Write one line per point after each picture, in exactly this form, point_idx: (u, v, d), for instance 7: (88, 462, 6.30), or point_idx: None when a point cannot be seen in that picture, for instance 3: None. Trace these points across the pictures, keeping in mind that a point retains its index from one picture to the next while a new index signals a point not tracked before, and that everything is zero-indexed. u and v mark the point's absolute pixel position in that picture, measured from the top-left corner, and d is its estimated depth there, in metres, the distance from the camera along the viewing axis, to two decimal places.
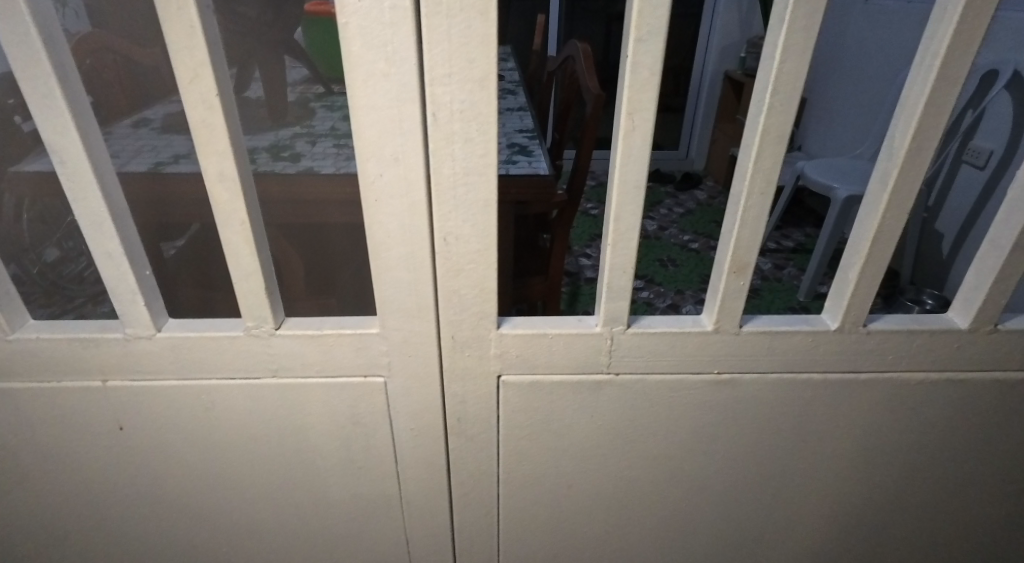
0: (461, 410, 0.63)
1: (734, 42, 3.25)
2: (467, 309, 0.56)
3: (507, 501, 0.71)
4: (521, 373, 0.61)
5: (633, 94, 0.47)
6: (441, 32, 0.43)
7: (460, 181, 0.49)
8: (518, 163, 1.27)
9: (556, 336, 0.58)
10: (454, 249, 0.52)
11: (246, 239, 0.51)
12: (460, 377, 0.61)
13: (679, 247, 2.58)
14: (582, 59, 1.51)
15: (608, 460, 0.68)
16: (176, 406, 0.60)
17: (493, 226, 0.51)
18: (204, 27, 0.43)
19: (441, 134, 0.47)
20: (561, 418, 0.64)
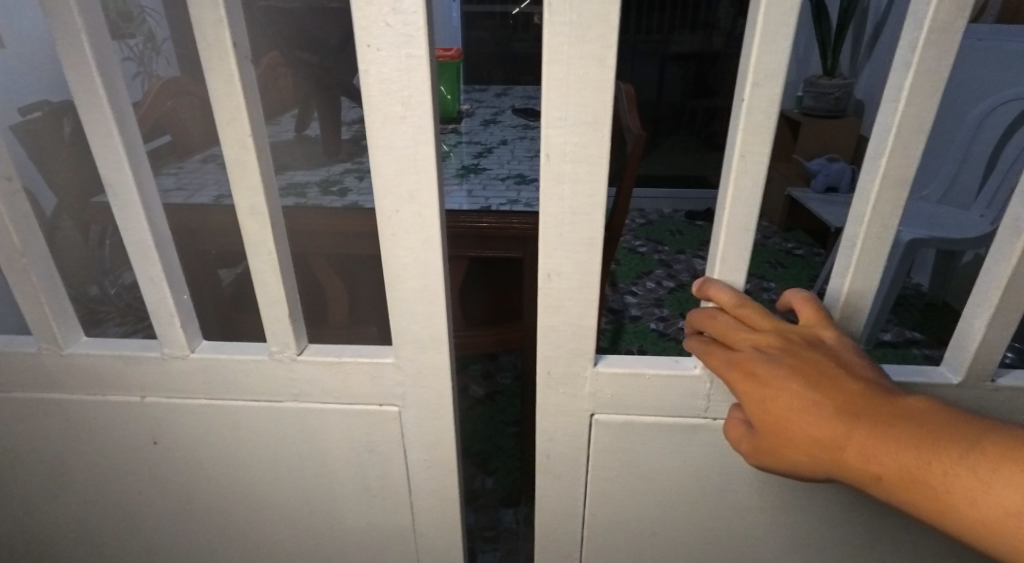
0: (548, 447, 0.66)
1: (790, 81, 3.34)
2: (561, 345, 0.59)
3: (591, 545, 0.73)
4: (613, 413, 0.63)
5: (744, 137, 0.49)
6: (559, 80, 0.47)
7: (566, 219, 0.53)
8: None
9: (654, 376, 0.61)
10: (555, 285, 0.56)
11: (273, 269, 0.54)
12: (553, 414, 0.64)
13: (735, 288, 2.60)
14: (625, 99, 1.57)
15: (698, 506, 0.68)
16: (207, 424, 0.64)
17: (596, 263, 0.55)
18: (240, 76, 0.47)
19: (552, 172, 0.51)
20: (652, 460, 0.66)
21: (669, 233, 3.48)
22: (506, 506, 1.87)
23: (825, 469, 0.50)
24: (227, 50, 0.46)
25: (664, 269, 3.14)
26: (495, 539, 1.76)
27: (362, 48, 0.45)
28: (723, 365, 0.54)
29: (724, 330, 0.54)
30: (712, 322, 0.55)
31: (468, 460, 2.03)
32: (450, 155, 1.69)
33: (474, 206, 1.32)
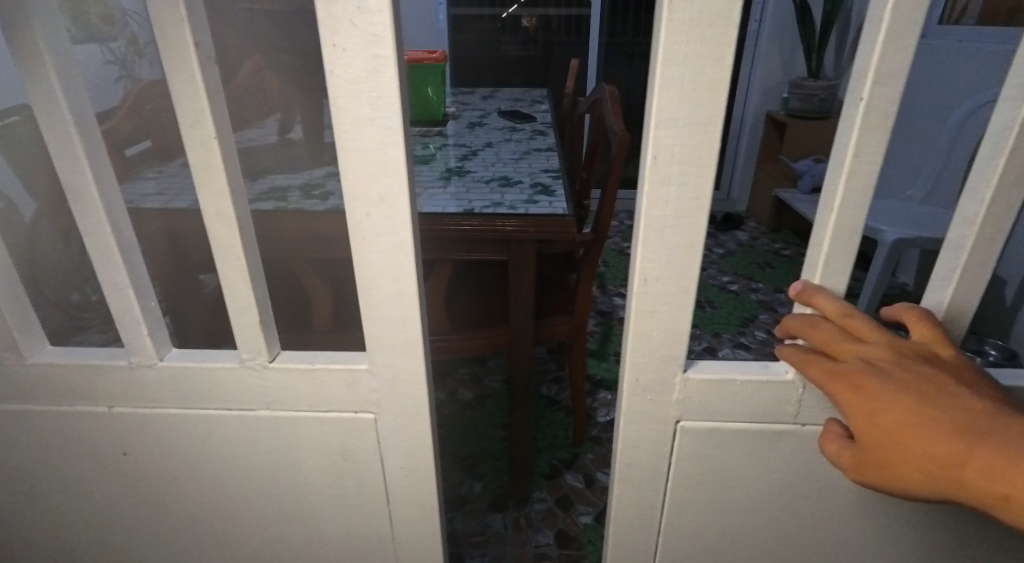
0: (632, 457, 0.67)
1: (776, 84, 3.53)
2: (654, 353, 0.61)
3: (663, 553, 0.75)
4: (700, 420, 0.65)
5: (861, 137, 0.50)
6: (674, 83, 0.49)
7: (671, 220, 0.54)
8: (539, 203, 1.33)
9: (744, 380, 0.62)
10: (650, 290, 0.57)
11: (242, 274, 0.53)
12: (636, 422, 0.65)
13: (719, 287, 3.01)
14: (608, 101, 1.60)
15: (779, 513, 0.70)
16: (177, 433, 0.62)
17: (694, 268, 0.56)
18: (203, 75, 0.46)
19: (658, 175, 0.52)
20: (734, 467, 0.68)
21: None
22: (494, 511, 1.86)
23: (940, 486, 0.49)
24: (189, 50, 0.44)
25: None
26: (483, 544, 1.76)
27: (327, 49, 0.44)
28: (823, 375, 0.54)
29: (828, 339, 0.55)
30: (813, 330, 0.56)
31: (454, 464, 2.03)
32: (435, 157, 1.68)
33: (455, 209, 1.31)
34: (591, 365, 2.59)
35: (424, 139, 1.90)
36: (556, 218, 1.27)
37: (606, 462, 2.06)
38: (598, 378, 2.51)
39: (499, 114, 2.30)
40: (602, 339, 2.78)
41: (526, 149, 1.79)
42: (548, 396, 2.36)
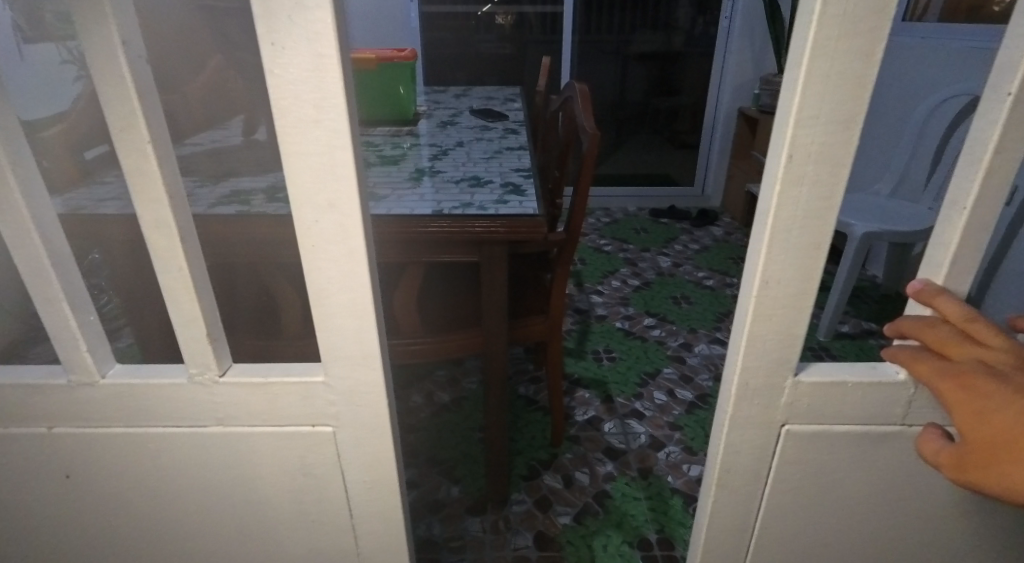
0: (734, 461, 0.77)
1: (747, 81, 3.78)
2: (768, 355, 0.69)
3: (755, 553, 0.85)
4: (806, 424, 0.74)
5: (1004, 133, 0.58)
6: (816, 94, 0.56)
7: (798, 221, 0.62)
8: (509, 203, 1.31)
9: (855, 384, 0.71)
10: (771, 291, 0.65)
11: (186, 284, 0.53)
12: (741, 427, 0.74)
13: (696, 284, 3.25)
14: (580, 99, 1.60)
15: (873, 514, 0.81)
16: (125, 454, 0.60)
17: (815, 271, 0.64)
18: (133, 74, 0.47)
19: (793, 174, 0.60)
20: (833, 474, 0.78)
21: (634, 231, 3.83)
22: (473, 514, 1.84)
23: None
24: (115, 56, 0.46)
25: (630, 268, 3.43)
26: (461, 549, 1.74)
27: (266, 48, 0.45)
28: (934, 374, 0.66)
29: (940, 340, 0.66)
30: (929, 331, 0.66)
31: (432, 468, 2.00)
32: (404, 158, 1.65)
33: (425, 210, 1.28)
34: (569, 364, 2.59)
35: (395, 139, 1.87)
36: (527, 218, 1.25)
37: (584, 462, 2.05)
38: (576, 377, 2.51)
39: (471, 113, 2.27)
40: (579, 337, 2.78)
41: (498, 148, 1.77)
42: (526, 396, 2.34)
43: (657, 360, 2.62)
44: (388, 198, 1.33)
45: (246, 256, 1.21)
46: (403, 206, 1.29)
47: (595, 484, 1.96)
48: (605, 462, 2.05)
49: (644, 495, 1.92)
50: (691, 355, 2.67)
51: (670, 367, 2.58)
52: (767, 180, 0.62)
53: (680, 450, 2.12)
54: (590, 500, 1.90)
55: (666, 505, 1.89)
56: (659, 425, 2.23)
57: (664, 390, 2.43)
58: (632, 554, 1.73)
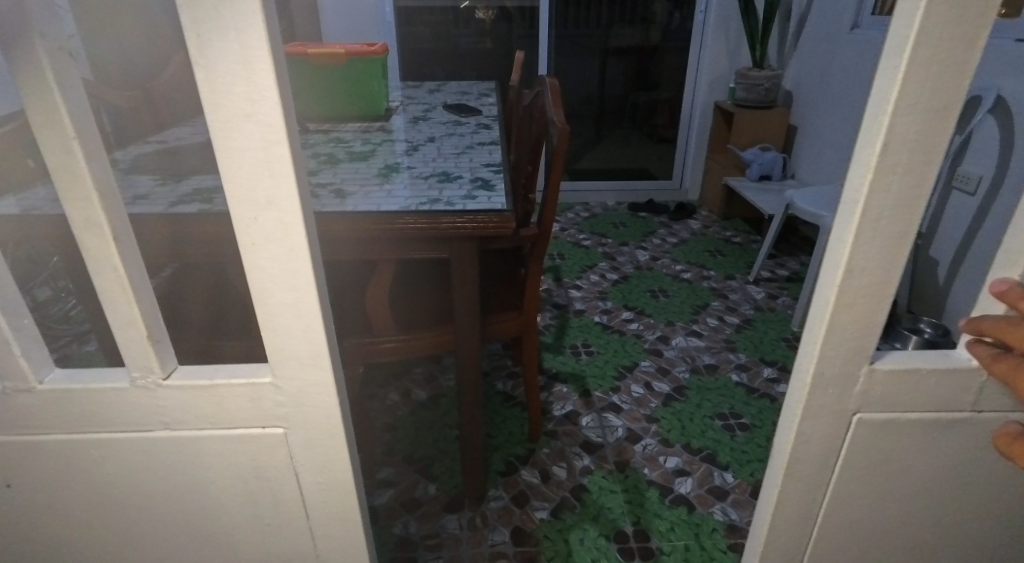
0: (802, 451, 0.78)
1: (723, 73, 3.81)
2: (845, 345, 0.70)
3: (815, 544, 0.87)
4: (877, 412, 0.75)
5: None
6: (918, 76, 0.57)
7: (888, 209, 0.62)
8: (477, 199, 1.29)
9: (930, 371, 0.72)
10: (854, 279, 0.66)
11: (123, 286, 0.57)
12: (812, 417, 0.75)
13: (674, 277, 3.27)
14: (551, 94, 1.61)
15: (937, 502, 0.83)
16: (73, 462, 0.64)
17: (898, 259, 0.65)
18: (58, 85, 0.51)
19: (887, 163, 0.60)
20: (903, 463, 0.79)
21: (613, 226, 3.84)
22: (449, 512, 1.83)
23: None
24: (48, 80, 0.51)
25: (608, 262, 3.43)
26: (438, 547, 1.73)
27: (192, 38, 0.48)
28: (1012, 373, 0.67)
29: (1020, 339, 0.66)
30: (1010, 331, 0.67)
31: (409, 466, 1.98)
32: (375, 153, 1.63)
33: (393, 207, 1.25)
34: (548, 359, 2.59)
35: (364, 134, 1.84)
36: (495, 214, 1.23)
37: (562, 456, 2.05)
38: (554, 372, 2.51)
39: (444, 108, 2.26)
40: (557, 332, 2.78)
41: (469, 143, 1.76)
42: (504, 392, 2.34)
43: (634, 353, 2.63)
44: (356, 196, 1.30)
45: (211, 254, 1.19)
46: (365, 202, 1.27)
47: (573, 478, 1.96)
48: (582, 457, 2.05)
49: (621, 488, 1.93)
50: (668, 347, 2.68)
51: (647, 360, 2.59)
52: (856, 170, 0.63)
53: (656, 442, 2.13)
54: (568, 495, 1.90)
55: (642, 497, 1.90)
56: (637, 418, 2.24)
57: (642, 383, 2.44)
58: (608, 547, 1.74)
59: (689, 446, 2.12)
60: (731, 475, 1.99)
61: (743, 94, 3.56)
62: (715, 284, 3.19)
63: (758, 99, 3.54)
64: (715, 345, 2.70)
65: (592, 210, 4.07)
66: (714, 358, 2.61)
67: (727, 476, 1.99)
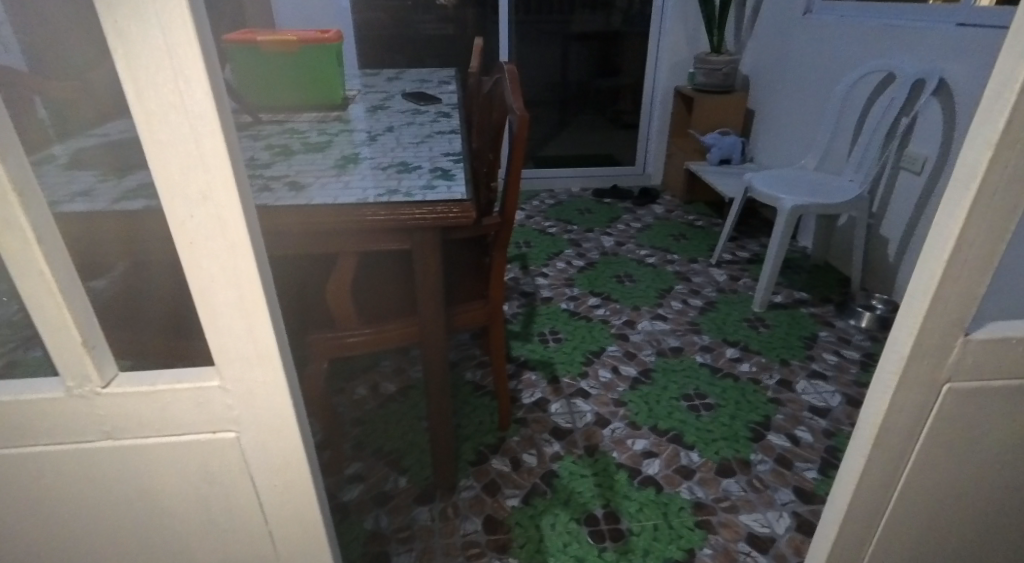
0: (893, 420, 0.82)
1: (682, 59, 3.84)
2: (945, 317, 0.74)
3: (891, 512, 0.91)
4: (967, 381, 0.79)
5: None
6: None
7: (1004, 185, 0.66)
8: (436, 189, 1.28)
9: (1018, 340, 0.77)
10: (962, 254, 0.70)
11: (51, 291, 0.56)
12: (907, 388, 0.79)
13: (638, 261, 3.30)
14: (509, 81, 1.59)
15: (1008, 465, 0.88)
16: (11, 477, 0.65)
17: (1006, 234, 0.69)
18: None
19: (1011, 139, 0.64)
20: (987, 427, 0.84)
21: (578, 212, 3.86)
22: (420, 504, 1.82)
23: None
24: None
25: (574, 248, 3.45)
26: (409, 539, 1.72)
27: (111, 28, 0.50)
28: None
29: None
30: None
31: (379, 460, 1.96)
32: (331, 144, 1.60)
33: (350, 200, 1.22)
34: (516, 347, 2.59)
35: (320, 124, 1.80)
36: (453, 203, 1.22)
37: (532, 443, 2.06)
38: (522, 359, 2.51)
39: (403, 96, 2.22)
40: (525, 320, 2.78)
41: (429, 131, 1.74)
42: (473, 382, 2.33)
43: (601, 338, 2.65)
44: (316, 187, 1.27)
45: (164, 250, 1.16)
46: (322, 194, 1.24)
47: (543, 464, 1.97)
48: (552, 443, 2.06)
49: (591, 472, 1.95)
50: (634, 332, 2.70)
51: (615, 345, 2.61)
52: (975, 143, 0.67)
53: (624, 425, 2.15)
54: (538, 481, 1.91)
55: (611, 480, 1.92)
56: (605, 402, 2.26)
57: (609, 366, 2.47)
58: (578, 530, 1.76)
59: (657, 427, 2.15)
60: (697, 454, 2.03)
61: (701, 80, 3.59)
62: (679, 268, 3.23)
63: (716, 84, 3.57)
64: (680, 328, 2.73)
65: (556, 196, 4.08)
66: (678, 340, 2.64)
67: (692, 455, 2.02)
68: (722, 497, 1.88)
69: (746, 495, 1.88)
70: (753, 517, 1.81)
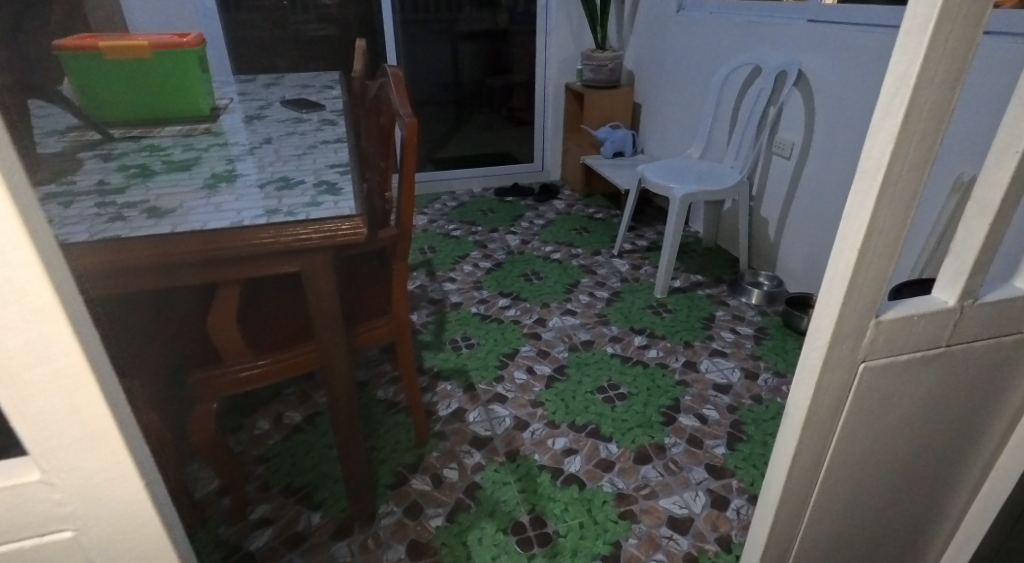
0: (819, 403, 0.82)
1: (570, 56, 3.90)
2: (861, 300, 0.75)
3: (819, 487, 0.93)
4: (881, 358, 0.81)
5: None
6: (940, 49, 0.63)
7: (905, 174, 0.68)
8: (323, 205, 1.17)
9: (920, 316, 0.79)
10: (872, 243, 0.71)
11: None
12: (829, 373, 0.80)
13: (544, 258, 3.30)
14: (394, 84, 1.51)
15: (914, 427, 0.92)
16: None
17: (909, 219, 0.71)
18: None
19: (909, 131, 0.66)
20: (898, 396, 0.86)
21: (482, 213, 3.82)
22: (338, 539, 1.71)
23: None
24: None
25: (480, 250, 3.40)
26: None
27: None
28: None
29: None
30: None
31: (288, 498, 1.83)
32: (200, 162, 1.45)
33: (222, 223, 1.10)
34: (428, 358, 2.50)
35: (185, 139, 1.64)
36: (341, 218, 1.12)
37: (452, 457, 1.99)
38: (436, 370, 2.43)
39: (283, 104, 2.08)
40: (436, 328, 2.70)
41: (312, 141, 1.62)
42: (386, 399, 2.23)
43: (514, 340, 2.62)
44: (183, 212, 1.13)
45: None
46: (191, 220, 1.11)
47: (465, 477, 1.91)
48: (473, 453, 2.00)
49: (514, 478, 1.91)
50: (546, 329, 2.69)
51: (527, 345, 2.59)
52: (879, 137, 0.67)
53: (543, 426, 2.13)
54: (462, 495, 1.85)
55: (536, 484, 1.88)
56: (523, 405, 2.23)
57: (524, 368, 2.44)
58: (506, 541, 1.71)
59: (575, 423, 2.14)
60: (615, 445, 2.04)
61: (590, 75, 3.64)
62: (584, 261, 3.26)
63: (605, 79, 3.64)
64: (589, 321, 2.75)
65: (458, 197, 4.02)
66: (589, 334, 2.66)
67: (612, 447, 2.03)
68: (641, 484, 1.89)
69: (664, 479, 1.90)
70: (672, 500, 1.83)
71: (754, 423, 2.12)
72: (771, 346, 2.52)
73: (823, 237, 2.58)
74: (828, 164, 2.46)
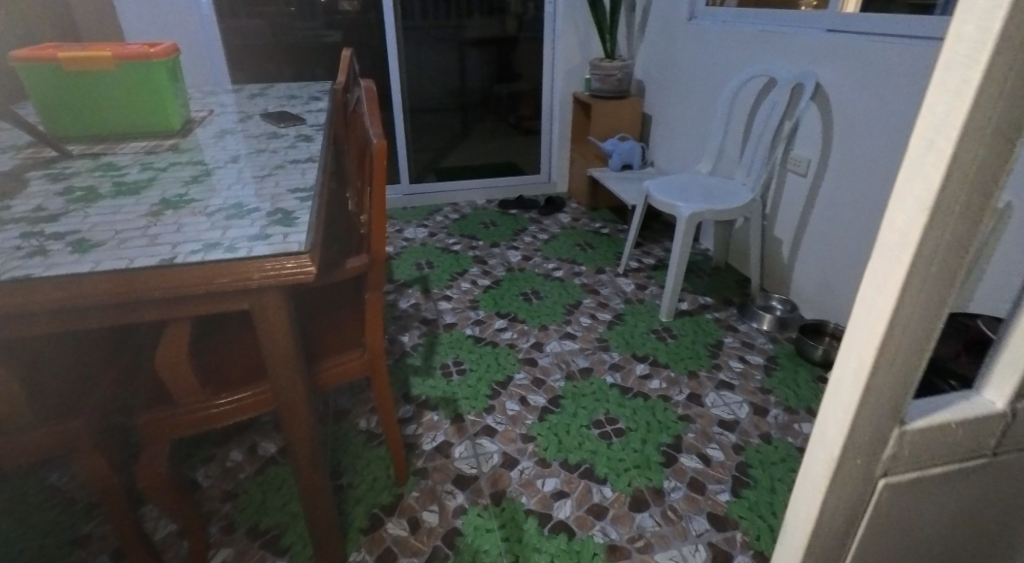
0: (825, 522, 0.76)
1: (577, 64, 3.73)
2: (887, 390, 0.68)
3: None
4: (904, 474, 0.74)
5: None
6: (981, 117, 0.56)
7: (940, 253, 0.61)
8: (271, 238, 1.04)
9: (958, 424, 0.71)
10: (898, 326, 0.64)
11: None
12: (839, 483, 0.74)
13: (544, 276, 3.16)
14: (366, 100, 1.39)
15: (951, 543, 0.83)
16: None
17: (947, 303, 0.64)
18: None
19: (945, 206, 0.59)
20: (926, 512, 0.79)
21: (482, 226, 3.68)
22: None
23: None
24: None
25: (479, 266, 3.26)
26: None
27: None
28: None
29: None
30: None
31: (252, 541, 1.70)
32: (153, 183, 1.33)
33: (150, 260, 0.97)
34: (415, 385, 2.36)
35: (146, 156, 1.53)
36: (284, 255, 1.00)
37: (432, 498, 1.85)
38: (422, 399, 2.29)
39: (263, 117, 1.96)
40: (425, 351, 2.56)
41: (280, 160, 1.50)
42: (367, 431, 2.09)
43: (507, 366, 2.48)
44: (111, 248, 1.01)
45: None
46: (118, 256, 0.99)
47: (445, 522, 1.77)
48: (455, 494, 1.86)
49: (497, 524, 1.76)
50: (542, 355, 2.55)
51: (521, 372, 2.44)
52: (906, 207, 0.61)
53: (533, 463, 1.99)
54: (439, 544, 1.71)
55: (520, 531, 1.74)
56: (512, 439, 2.09)
57: (516, 398, 2.29)
58: None
59: (567, 461, 1.99)
60: (609, 488, 1.89)
61: (596, 85, 3.51)
62: (586, 280, 3.11)
63: (612, 89, 3.50)
64: (589, 346, 2.60)
65: (459, 209, 3.89)
66: (587, 360, 2.51)
67: (605, 490, 1.88)
68: (636, 535, 1.74)
69: (660, 530, 1.75)
70: (668, 555, 1.68)
71: (761, 466, 1.96)
72: (781, 378, 2.36)
73: (839, 262, 2.42)
74: (846, 184, 2.30)
